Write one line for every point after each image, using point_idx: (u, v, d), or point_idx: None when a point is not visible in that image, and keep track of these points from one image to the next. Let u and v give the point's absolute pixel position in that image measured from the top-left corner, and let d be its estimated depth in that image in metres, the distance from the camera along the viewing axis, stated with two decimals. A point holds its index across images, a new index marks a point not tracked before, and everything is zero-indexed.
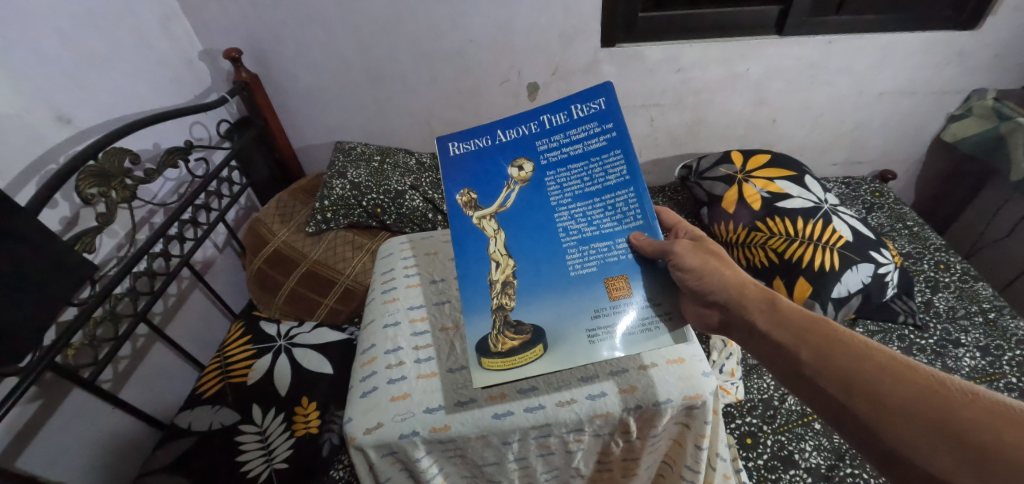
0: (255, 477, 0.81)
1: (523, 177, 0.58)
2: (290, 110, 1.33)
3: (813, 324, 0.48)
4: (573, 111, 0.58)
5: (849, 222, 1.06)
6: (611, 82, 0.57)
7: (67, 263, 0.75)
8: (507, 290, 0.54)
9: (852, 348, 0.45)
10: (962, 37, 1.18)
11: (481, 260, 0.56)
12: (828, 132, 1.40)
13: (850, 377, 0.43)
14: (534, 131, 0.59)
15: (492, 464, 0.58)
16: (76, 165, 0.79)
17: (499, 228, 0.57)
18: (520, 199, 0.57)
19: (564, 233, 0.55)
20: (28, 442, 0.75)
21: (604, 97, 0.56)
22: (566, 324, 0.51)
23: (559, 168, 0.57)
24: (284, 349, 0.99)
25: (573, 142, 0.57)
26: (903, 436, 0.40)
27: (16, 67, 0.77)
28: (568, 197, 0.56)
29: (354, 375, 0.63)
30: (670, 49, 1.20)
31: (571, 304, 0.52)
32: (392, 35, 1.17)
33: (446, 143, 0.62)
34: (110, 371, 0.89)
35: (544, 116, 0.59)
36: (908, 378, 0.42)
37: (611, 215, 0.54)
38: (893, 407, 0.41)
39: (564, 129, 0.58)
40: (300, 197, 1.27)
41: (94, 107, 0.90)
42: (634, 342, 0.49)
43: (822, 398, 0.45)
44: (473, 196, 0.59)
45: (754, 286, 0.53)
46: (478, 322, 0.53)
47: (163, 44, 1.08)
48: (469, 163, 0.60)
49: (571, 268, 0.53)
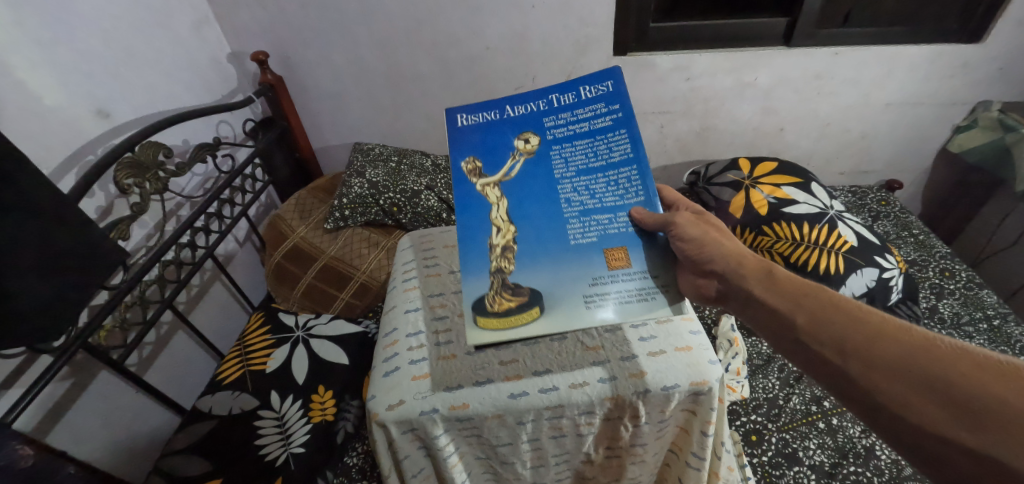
0: (273, 460, 0.83)
1: (528, 149, 0.61)
2: (312, 112, 1.38)
3: (811, 292, 0.51)
4: (581, 92, 0.61)
5: (855, 228, 1.08)
6: (620, 68, 0.60)
7: (107, 249, 0.79)
8: (506, 254, 0.56)
9: (845, 313, 0.48)
10: (967, 50, 1.21)
11: (483, 225, 0.58)
12: (836, 142, 1.43)
13: (843, 338, 0.46)
14: (542, 109, 0.62)
15: (505, 445, 0.61)
16: (116, 156, 0.83)
17: (502, 196, 0.59)
18: (525, 171, 0.60)
19: (566, 204, 0.58)
20: (59, 418, 0.78)
21: (612, 80, 0.60)
22: (564, 291, 0.54)
23: (564, 143, 0.60)
24: (302, 340, 1.02)
25: (580, 121, 0.60)
26: (892, 391, 0.43)
27: (62, 63, 0.82)
28: (573, 171, 0.59)
29: (377, 356, 0.66)
30: (680, 59, 1.24)
31: (571, 272, 0.55)
32: (413, 40, 1.21)
33: (455, 114, 0.64)
34: (135, 356, 0.93)
35: (552, 96, 0.62)
36: (899, 337, 0.44)
37: (614, 191, 0.57)
38: (881, 364, 0.44)
39: (572, 108, 0.61)
40: (319, 196, 1.31)
41: (130, 103, 0.95)
42: (627, 309, 0.52)
43: (815, 360, 0.48)
44: (478, 164, 0.61)
45: (754, 259, 0.57)
46: (476, 281, 0.55)
47: (195, 46, 1.13)
48: (477, 133, 0.63)
49: (572, 238, 0.56)
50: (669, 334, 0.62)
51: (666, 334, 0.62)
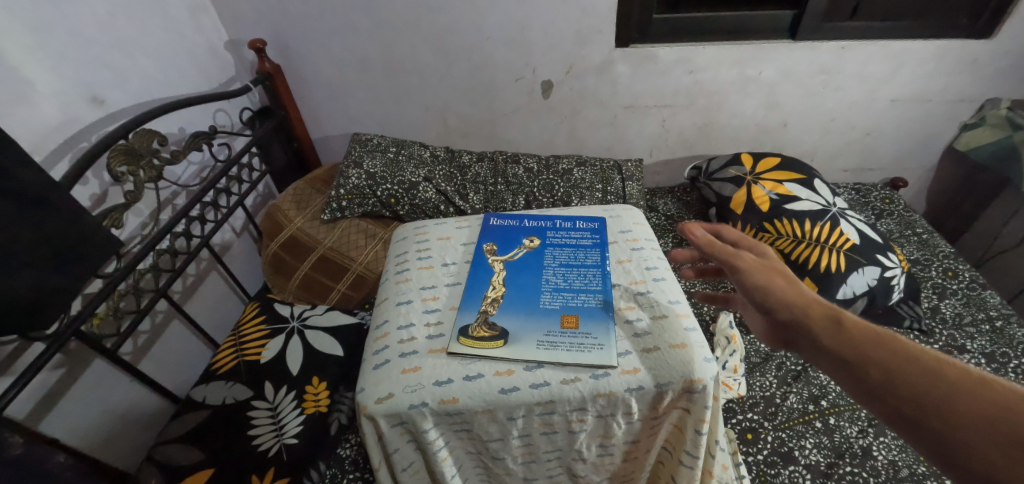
0: (265, 451, 0.83)
1: (531, 245, 0.74)
2: (310, 102, 1.37)
3: (881, 339, 0.44)
4: (578, 221, 0.79)
5: (857, 225, 1.07)
6: (606, 219, 0.79)
7: (99, 238, 0.78)
8: (493, 302, 0.64)
9: (924, 365, 0.41)
10: (977, 45, 1.19)
11: (483, 282, 0.67)
12: (840, 138, 1.40)
13: (929, 395, 0.39)
14: (546, 223, 0.78)
15: (496, 440, 0.61)
16: (109, 143, 0.82)
17: (503, 268, 0.69)
18: (524, 258, 0.71)
19: (545, 282, 0.67)
20: (51, 406, 0.78)
21: (599, 222, 0.78)
22: (526, 334, 0.60)
23: (557, 248, 0.73)
24: (297, 331, 1.02)
25: (572, 242, 0.74)
26: (1000, 462, 0.35)
27: (55, 48, 0.81)
28: (557, 264, 0.70)
29: (367, 349, 0.64)
30: (684, 51, 1.21)
31: (534, 324, 0.61)
32: (412, 30, 1.20)
33: (489, 214, 0.81)
34: (130, 345, 0.93)
35: (557, 219, 0.80)
36: (995, 396, 0.38)
37: (581, 280, 0.67)
38: (979, 427, 0.37)
39: (569, 226, 0.77)
40: (316, 186, 1.30)
41: (125, 90, 0.94)
42: (577, 355, 0.57)
43: (899, 418, 0.40)
44: (495, 242, 0.75)
45: (816, 303, 0.50)
46: (463, 312, 0.63)
47: (191, 34, 1.12)
48: (500, 224, 0.78)
49: (541, 303, 0.64)
50: (664, 330, 0.61)
51: (662, 330, 0.61)
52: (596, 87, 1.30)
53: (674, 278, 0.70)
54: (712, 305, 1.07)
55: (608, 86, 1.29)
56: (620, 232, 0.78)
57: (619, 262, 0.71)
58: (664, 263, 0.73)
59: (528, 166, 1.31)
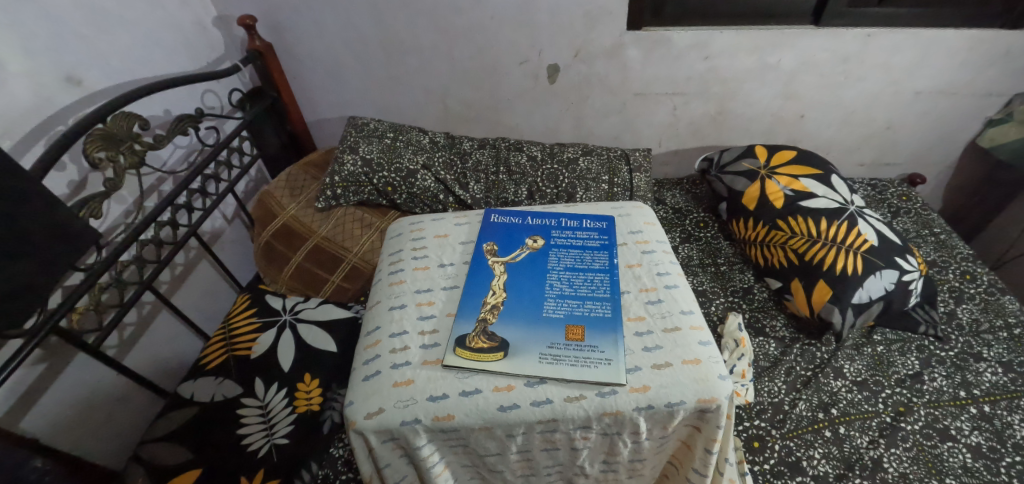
0: (254, 451, 0.79)
1: (534, 246, 0.69)
2: (304, 83, 1.30)
3: None
4: (584, 221, 0.74)
5: (876, 226, 1.02)
6: (614, 218, 0.74)
7: (75, 230, 0.73)
8: (493, 309, 0.60)
9: None
10: (1010, 35, 1.12)
11: (482, 287, 0.63)
12: (859, 131, 1.34)
13: None
14: (551, 222, 0.74)
15: (493, 455, 0.57)
16: (84, 127, 0.77)
17: (504, 272, 0.65)
18: (526, 260, 0.67)
19: (550, 287, 0.63)
20: (31, 403, 0.75)
21: (607, 222, 0.73)
22: (527, 346, 0.56)
23: (562, 250, 0.68)
24: (289, 324, 0.98)
25: (578, 244, 0.70)
26: None
27: (26, 23, 0.75)
28: (562, 267, 0.66)
29: (358, 357, 0.60)
30: (699, 35, 1.14)
31: (536, 335, 0.57)
32: (412, 7, 1.12)
33: (490, 212, 0.76)
34: (114, 338, 0.89)
35: (563, 218, 0.75)
36: None
37: (588, 287, 0.63)
38: None
39: (575, 227, 0.72)
40: (310, 172, 1.24)
41: (104, 69, 0.88)
42: (581, 371, 0.53)
43: None
44: (496, 244, 0.70)
45: None
46: (459, 321, 0.58)
47: (176, 7, 1.04)
48: (502, 224, 0.73)
49: (545, 311, 0.60)
50: (676, 345, 0.57)
51: (673, 344, 0.57)
52: (605, 73, 1.23)
53: (687, 285, 0.66)
54: (721, 304, 1.04)
55: (618, 72, 1.23)
56: (629, 233, 0.73)
57: (629, 267, 0.67)
58: (676, 268, 0.69)
59: (531, 154, 1.25)
